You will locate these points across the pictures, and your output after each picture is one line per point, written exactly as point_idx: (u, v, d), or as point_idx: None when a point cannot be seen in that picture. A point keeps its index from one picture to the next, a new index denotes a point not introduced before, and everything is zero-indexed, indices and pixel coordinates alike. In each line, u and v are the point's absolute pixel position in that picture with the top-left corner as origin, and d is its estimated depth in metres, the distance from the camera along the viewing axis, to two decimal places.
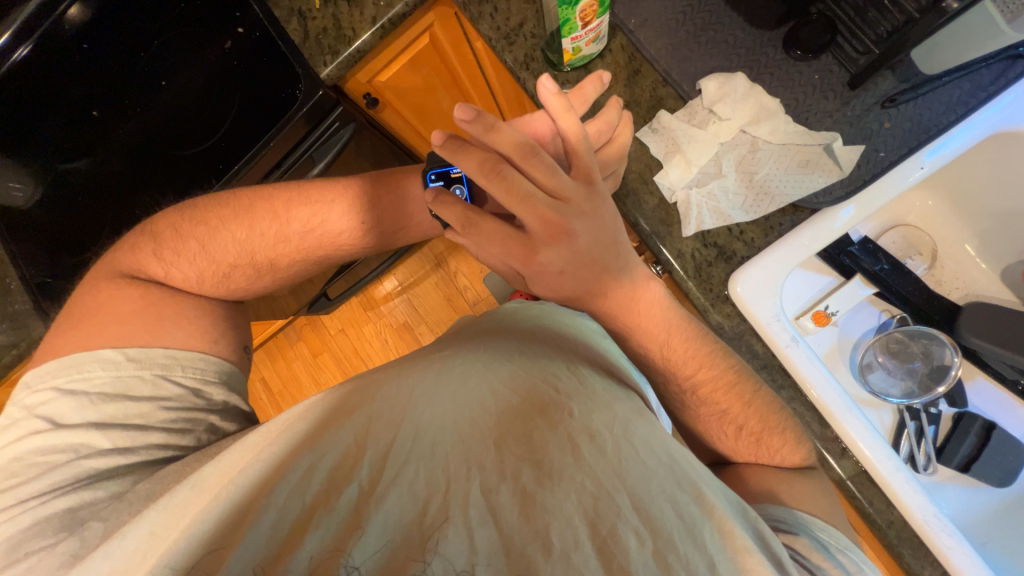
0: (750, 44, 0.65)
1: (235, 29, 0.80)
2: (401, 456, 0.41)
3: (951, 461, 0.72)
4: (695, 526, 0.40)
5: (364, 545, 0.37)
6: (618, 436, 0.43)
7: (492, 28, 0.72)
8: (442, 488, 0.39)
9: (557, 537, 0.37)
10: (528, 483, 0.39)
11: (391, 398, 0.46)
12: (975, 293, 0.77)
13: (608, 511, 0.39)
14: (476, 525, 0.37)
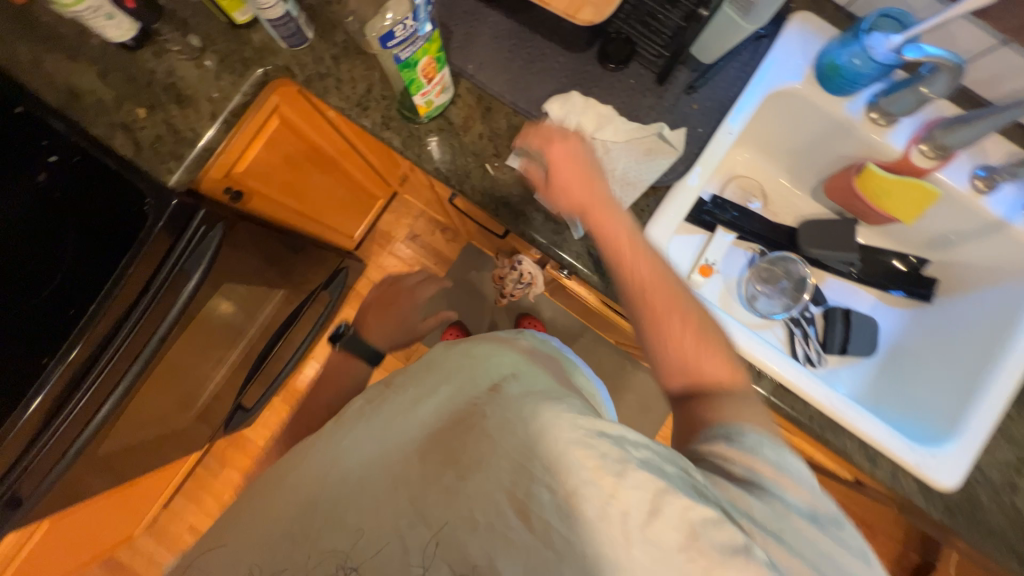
0: (575, 64, 0.74)
1: (47, 158, 0.73)
2: (361, 496, 0.51)
3: (832, 349, 0.88)
4: (604, 483, 0.40)
5: (347, 549, 0.47)
6: (521, 409, 0.49)
7: (341, 99, 0.73)
8: (390, 508, 0.48)
9: (478, 516, 0.43)
10: (449, 483, 0.47)
11: (348, 451, 0.58)
12: (802, 213, 0.95)
13: (522, 482, 0.43)
14: (408, 527, 0.46)
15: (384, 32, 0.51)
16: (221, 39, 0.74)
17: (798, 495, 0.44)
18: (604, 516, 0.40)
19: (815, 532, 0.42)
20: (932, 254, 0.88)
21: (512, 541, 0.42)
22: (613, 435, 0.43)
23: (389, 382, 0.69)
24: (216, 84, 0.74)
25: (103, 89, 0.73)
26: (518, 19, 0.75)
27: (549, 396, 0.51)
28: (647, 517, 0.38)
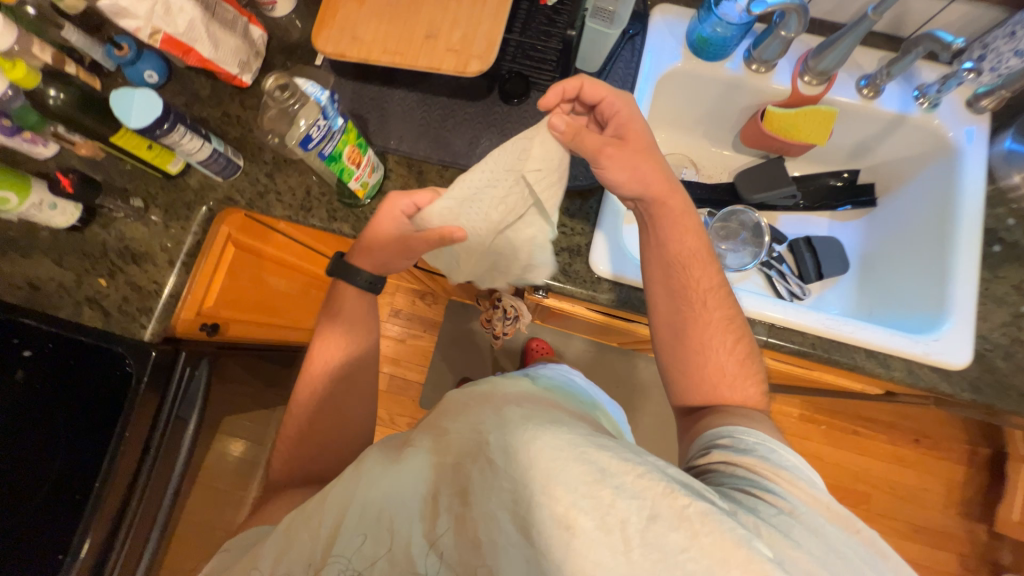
0: (483, 110, 0.80)
1: (20, 354, 0.74)
2: (367, 520, 0.50)
3: (811, 278, 0.92)
4: (600, 496, 0.44)
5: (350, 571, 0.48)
6: (539, 438, 0.49)
7: (286, 208, 0.78)
8: (396, 540, 0.48)
9: (483, 533, 0.46)
10: (455, 508, 0.48)
11: (357, 484, 0.53)
12: (734, 168, 1.01)
13: (523, 503, 0.46)
14: (425, 549, 0.47)
15: (301, 137, 0.55)
16: (161, 193, 0.78)
17: (811, 498, 0.51)
18: (604, 531, 0.43)
19: (839, 526, 0.49)
20: (858, 163, 0.94)
21: (513, 555, 0.44)
22: (608, 452, 0.48)
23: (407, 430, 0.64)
24: (166, 233, 0.78)
25: (61, 273, 0.76)
26: (420, 89, 0.81)
27: (547, 421, 0.52)
28: (648, 521, 0.43)
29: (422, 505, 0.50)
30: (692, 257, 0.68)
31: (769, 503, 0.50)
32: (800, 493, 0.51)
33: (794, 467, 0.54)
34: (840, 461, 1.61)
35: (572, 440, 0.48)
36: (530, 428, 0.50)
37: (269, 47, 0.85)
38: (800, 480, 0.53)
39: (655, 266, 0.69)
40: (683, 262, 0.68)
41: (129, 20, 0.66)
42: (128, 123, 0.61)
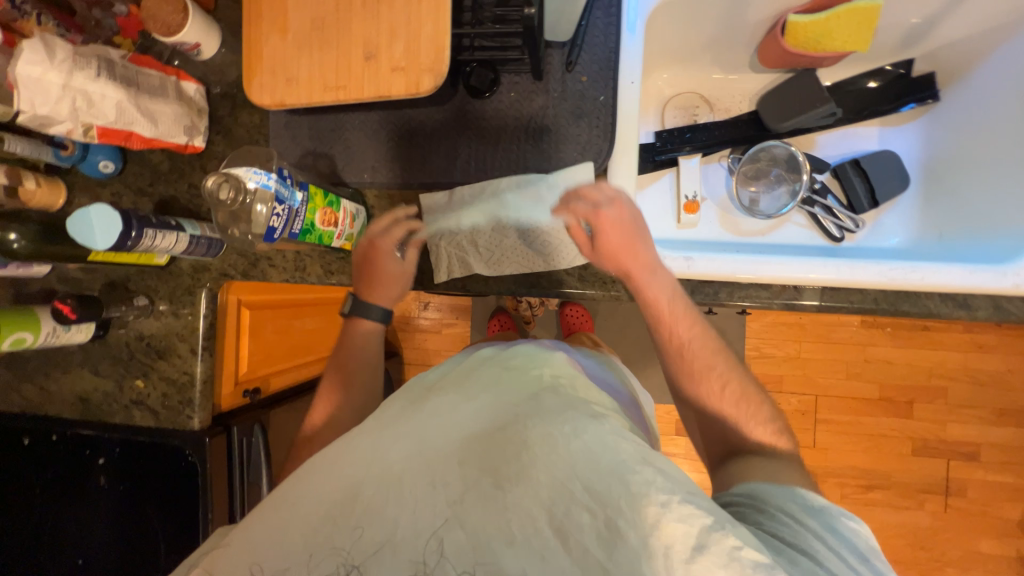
0: (452, 112, 0.70)
1: (97, 462, 0.79)
2: (386, 489, 0.46)
3: (865, 208, 0.79)
4: (646, 514, 0.42)
5: (353, 552, 0.43)
6: (582, 431, 0.48)
7: (282, 272, 0.74)
8: (417, 504, 0.45)
9: (516, 529, 0.42)
10: (486, 489, 0.45)
11: (386, 439, 0.51)
12: (753, 92, 0.86)
13: (562, 502, 0.43)
14: (444, 526, 0.43)
15: (264, 229, 0.51)
16: (160, 284, 0.77)
17: (843, 550, 0.44)
18: (644, 556, 0.41)
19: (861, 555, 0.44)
20: (910, 51, 0.78)
21: (547, 556, 0.41)
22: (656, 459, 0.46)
23: (428, 387, 0.62)
24: (179, 321, 0.78)
25: (102, 381, 0.79)
26: (380, 106, 0.71)
27: (586, 414, 0.51)
28: (690, 555, 0.40)
29: (453, 477, 0.46)
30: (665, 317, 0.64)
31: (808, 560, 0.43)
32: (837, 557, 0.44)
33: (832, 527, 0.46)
34: (912, 361, 1.52)
35: (619, 443, 0.47)
36: (574, 421, 0.49)
37: (211, 96, 0.78)
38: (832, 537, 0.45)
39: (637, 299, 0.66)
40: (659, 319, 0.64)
41: (57, 125, 0.60)
42: (97, 246, 0.58)
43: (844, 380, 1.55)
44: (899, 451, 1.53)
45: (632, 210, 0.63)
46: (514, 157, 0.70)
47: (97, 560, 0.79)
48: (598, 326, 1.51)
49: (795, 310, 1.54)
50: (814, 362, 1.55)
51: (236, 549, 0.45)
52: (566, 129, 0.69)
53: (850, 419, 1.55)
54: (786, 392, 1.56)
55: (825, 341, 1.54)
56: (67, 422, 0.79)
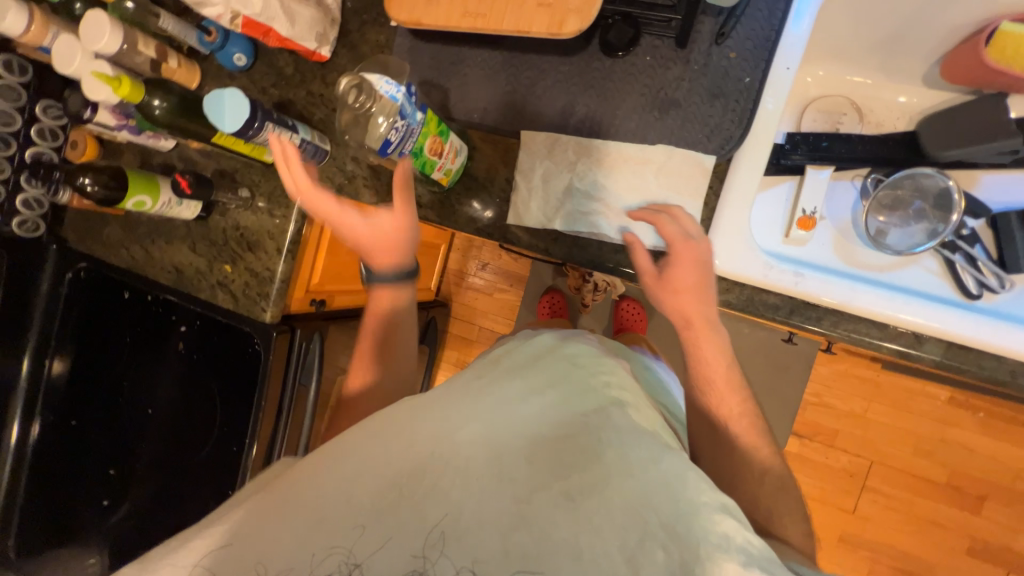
0: (579, 67, 0.67)
1: (179, 328, 0.86)
2: (445, 474, 0.44)
3: (1020, 267, 0.68)
4: (726, 569, 0.37)
5: (403, 538, 0.40)
6: (651, 455, 0.45)
7: (373, 195, 0.76)
8: (483, 497, 0.42)
9: (584, 547, 0.39)
10: (556, 498, 0.41)
11: (448, 419, 0.49)
12: (917, 110, 0.75)
13: (635, 530, 0.39)
14: (510, 531, 0.40)
15: (380, 142, 0.51)
16: (263, 182, 0.81)
17: None
18: None
19: None
20: None
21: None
22: (734, 513, 0.41)
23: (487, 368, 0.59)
24: (272, 221, 0.82)
25: (196, 258, 0.86)
26: (507, 46, 0.69)
27: (656, 439, 0.47)
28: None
29: (522, 477, 0.43)
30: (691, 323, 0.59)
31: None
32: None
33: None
34: (998, 455, 1.35)
35: (687, 478, 0.43)
36: (646, 446, 0.45)
37: (344, 9, 0.78)
38: None
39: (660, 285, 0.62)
40: (694, 350, 0.60)
41: (210, 8, 0.63)
42: (223, 126, 0.61)
43: (909, 454, 1.40)
44: (952, 546, 1.38)
45: (699, 247, 0.58)
46: (633, 127, 0.66)
47: (162, 412, 0.88)
48: (652, 327, 1.45)
49: (876, 365, 1.40)
50: (880, 425, 1.41)
51: (285, 517, 0.43)
52: (697, 107, 0.63)
53: (905, 497, 1.41)
54: (838, 448, 1.44)
55: (901, 407, 1.39)
56: (162, 288, 0.87)
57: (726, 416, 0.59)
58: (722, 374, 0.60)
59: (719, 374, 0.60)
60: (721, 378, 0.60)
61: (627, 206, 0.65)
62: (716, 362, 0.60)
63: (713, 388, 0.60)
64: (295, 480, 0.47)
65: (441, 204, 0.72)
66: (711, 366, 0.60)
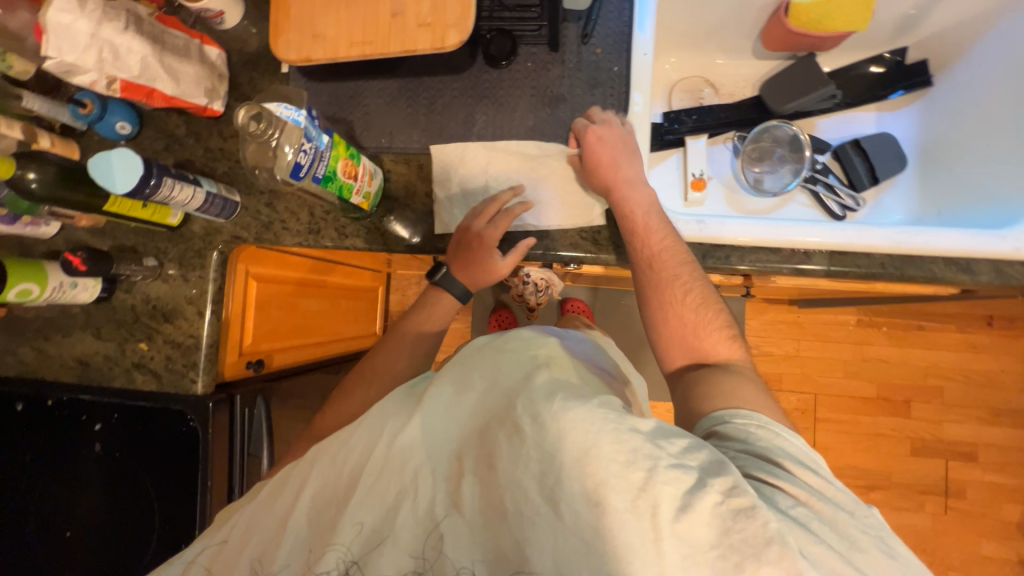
0: (470, 81, 0.72)
1: (92, 429, 0.75)
2: (378, 478, 0.47)
3: (865, 185, 0.82)
4: (633, 480, 0.41)
5: (354, 545, 0.45)
6: (565, 403, 0.45)
7: (295, 235, 0.75)
8: (416, 492, 0.46)
9: (509, 505, 0.43)
10: (479, 472, 0.45)
11: (375, 430, 0.50)
12: (756, 79, 0.90)
13: (550, 476, 0.42)
14: (444, 514, 0.45)
15: (290, 167, 0.51)
16: (170, 246, 0.77)
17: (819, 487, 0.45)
18: (638, 518, 0.40)
19: (829, 509, 0.43)
20: (905, 40, 0.82)
21: (540, 529, 0.41)
22: (648, 430, 0.43)
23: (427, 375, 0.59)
24: (188, 286, 0.77)
25: (104, 345, 0.77)
26: (401, 73, 0.73)
27: (572, 388, 0.47)
28: (677, 514, 0.39)
29: (449, 465, 0.47)
30: (658, 255, 0.64)
31: (786, 494, 0.44)
32: (818, 500, 0.44)
33: (806, 463, 0.47)
34: (908, 359, 1.54)
35: (605, 416, 0.44)
36: (558, 396, 0.46)
37: (231, 65, 0.79)
38: (804, 476, 0.45)
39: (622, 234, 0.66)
40: (651, 264, 0.65)
41: (82, 75, 0.61)
42: (116, 190, 0.58)
43: (843, 378, 1.56)
44: (900, 451, 1.53)
45: (625, 133, 0.67)
46: (530, 125, 0.72)
47: (82, 534, 0.74)
48: (599, 320, 1.51)
49: (794, 307, 1.56)
50: (813, 360, 1.57)
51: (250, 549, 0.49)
52: (581, 98, 0.71)
53: (850, 418, 1.55)
54: (787, 390, 1.57)
55: (823, 338, 1.56)
56: (63, 387, 0.77)
57: (696, 326, 0.62)
58: (685, 287, 0.63)
59: (681, 289, 0.63)
60: (683, 293, 0.63)
61: (543, 196, 0.71)
62: (677, 273, 0.64)
63: (681, 297, 0.63)
64: (247, 517, 0.50)
65: (367, 229, 0.73)
66: (674, 274, 0.64)
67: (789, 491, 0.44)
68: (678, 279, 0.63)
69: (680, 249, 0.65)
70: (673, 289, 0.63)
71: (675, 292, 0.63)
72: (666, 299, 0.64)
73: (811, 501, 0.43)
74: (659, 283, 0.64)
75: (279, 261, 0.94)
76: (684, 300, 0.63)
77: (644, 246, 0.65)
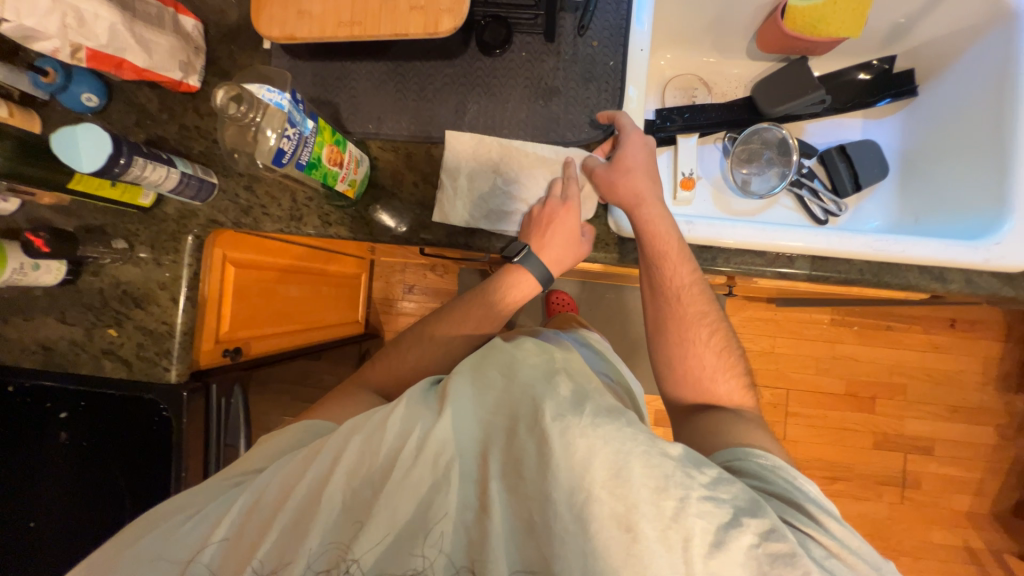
0: (462, 68, 0.70)
1: (58, 417, 0.72)
2: (400, 477, 0.44)
3: (847, 191, 0.84)
4: (666, 507, 0.41)
5: (381, 540, 0.42)
6: (602, 421, 0.45)
7: (276, 221, 0.72)
8: (445, 492, 0.43)
9: (537, 520, 0.42)
10: (507, 479, 0.44)
11: (410, 417, 0.47)
12: (748, 80, 0.90)
13: (581, 493, 0.41)
14: (471, 520, 0.43)
15: (274, 153, 0.49)
16: (141, 228, 0.73)
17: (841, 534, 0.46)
18: (664, 545, 0.41)
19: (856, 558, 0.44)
20: (893, 49, 0.84)
21: (568, 546, 0.41)
22: (677, 456, 0.44)
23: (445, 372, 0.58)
24: (161, 270, 0.74)
25: (70, 330, 0.74)
26: (390, 56, 0.71)
27: (605, 406, 0.48)
28: (709, 550, 0.41)
29: (478, 468, 0.45)
30: (685, 288, 0.66)
31: (817, 542, 0.44)
32: (848, 552, 0.44)
33: (830, 513, 0.48)
34: (876, 358, 1.61)
35: (641, 436, 0.44)
36: (592, 411, 0.46)
37: (208, 38, 0.75)
38: (829, 522, 0.47)
39: (643, 258, 0.67)
40: (676, 295, 0.67)
41: (43, 41, 0.56)
42: (81, 168, 0.55)
43: (814, 375, 1.61)
44: (863, 444, 1.61)
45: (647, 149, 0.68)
46: (524, 117, 0.70)
47: (48, 524, 0.71)
48: (583, 313, 1.52)
49: (772, 305, 1.60)
50: (787, 356, 1.61)
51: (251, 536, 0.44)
52: (575, 92, 0.70)
53: (818, 413, 1.62)
54: (760, 385, 1.62)
55: (799, 336, 1.61)
56: (24, 373, 0.73)
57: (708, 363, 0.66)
58: (703, 326, 0.67)
59: (700, 327, 0.67)
60: (702, 331, 0.67)
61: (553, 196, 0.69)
62: (700, 310, 0.67)
63: (700, 333, 0.67)
64: (255, 499, 0.47)
65: (352, 218, 0.71)
66: (695, 311, 0.67)
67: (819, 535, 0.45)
68: (698, 316, 0.67)
69: (703, 282, 0.67)
70: (692, 326, 0.67)
71: (694, 330, 0.67)
72: (685, 332, 0.67)
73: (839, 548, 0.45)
74: (681, 318, 0.67)
75: (257, 246, 0.91)
76: (700, 337, 0.67)
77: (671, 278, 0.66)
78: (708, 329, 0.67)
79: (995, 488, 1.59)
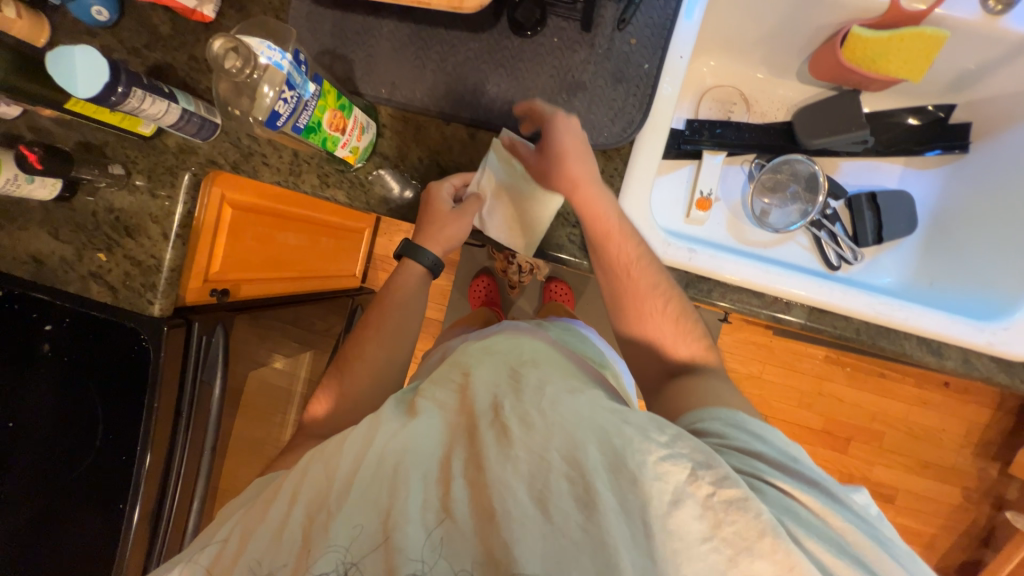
0: (488, 44, 0.66)
1: (43, 329, 0.74)
2: (366, 492, 0.43)
3: (867, 241, 0.80)
4: (623, 480, 0.41)
5: (352, 548, 0.41)
6: (551, 406, 0.46)
7: (274, 173, 0.70)
8: (406, 492, 0.42)
9: (498, 505, 0.40)
10: (470, 474, 0.43)
11: (369, 432, 0.47)
12: (793, 103, 0.84)
13: (541, 477, 0.41)
14: (436, 520, 0.41)
15: (268, 113, 0.47)
16: (140, 157, 0.72)
17: (808, 482, 0.46)
18: (623, 516, 0.40)
19: (818, 499, 0.44)
20: (956, 96, 0.77)
21: (530, 532, 0.39)
22: (636, 423, 0.45)
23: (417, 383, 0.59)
24: (154, 202, 0.73)
25: (61, 247, 0.74)
26: (415, 18, 0.67)
27: (563, 389, 0.48)
28: (668, 508, 0.40)
29: (439, 468, 0.44)
30: (641, 298, 0.63)
31: (780, 489, 0.45)
32: (803, 491, 0.45)
33: (786, 454, 0.48)
34: (861, 402, 1.60)
35: (597, 420, 0.45)
36: (551, 395, 0.47)
37: None
38: (796, 467, 0.47)
39: (600, 270, 0.65)
40: (635, 303, 0.64)
41: None
42: (76, 92, 0.53)
43: (795, 407, 1.61)
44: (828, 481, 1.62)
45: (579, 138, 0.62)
46: (544, 109, 0.66)
47: (27, 428, 0.74)
48: (579, 306, 1.50)
49: (770, 332, 1.58)
50: (773, 384, 1.61)
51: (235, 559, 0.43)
52: (602, 91, 0.66)
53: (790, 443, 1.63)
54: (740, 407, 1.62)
55: (789, 366, 1.60)
56: (15, 282, 0.74)
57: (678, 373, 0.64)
58: (675, 336, 0.64)
59: (669, 335, 0.64)
60: (671, 340, 0.64)
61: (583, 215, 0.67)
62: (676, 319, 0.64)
63: (669, 342, 0.64)
64: (235, 525, 0.46)
65: (352, 183, 0.69)
66: (665, 320, 0.64)
67: (782, 481, 0.45)
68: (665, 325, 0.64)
69: (672, 292, 0.64)
70: (663, 335, 0.64)
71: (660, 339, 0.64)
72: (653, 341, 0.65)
73: (805, 493, 0.44)
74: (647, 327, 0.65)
75: (255, 190, 0.90)
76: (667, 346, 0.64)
77: (630, 281, 0.63)
78: (680, 337, 0.64)
79: (946, 544, 1.62)
